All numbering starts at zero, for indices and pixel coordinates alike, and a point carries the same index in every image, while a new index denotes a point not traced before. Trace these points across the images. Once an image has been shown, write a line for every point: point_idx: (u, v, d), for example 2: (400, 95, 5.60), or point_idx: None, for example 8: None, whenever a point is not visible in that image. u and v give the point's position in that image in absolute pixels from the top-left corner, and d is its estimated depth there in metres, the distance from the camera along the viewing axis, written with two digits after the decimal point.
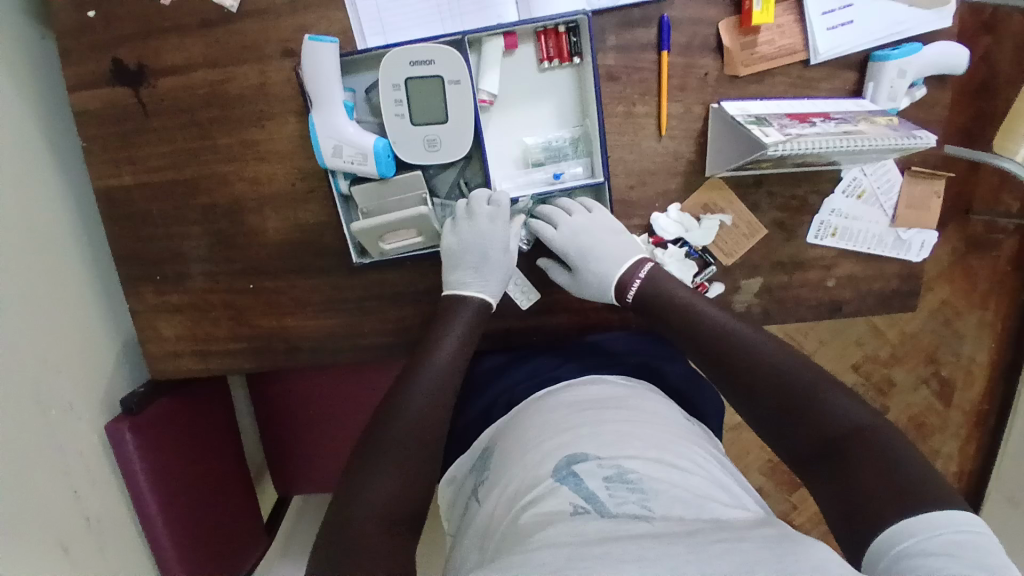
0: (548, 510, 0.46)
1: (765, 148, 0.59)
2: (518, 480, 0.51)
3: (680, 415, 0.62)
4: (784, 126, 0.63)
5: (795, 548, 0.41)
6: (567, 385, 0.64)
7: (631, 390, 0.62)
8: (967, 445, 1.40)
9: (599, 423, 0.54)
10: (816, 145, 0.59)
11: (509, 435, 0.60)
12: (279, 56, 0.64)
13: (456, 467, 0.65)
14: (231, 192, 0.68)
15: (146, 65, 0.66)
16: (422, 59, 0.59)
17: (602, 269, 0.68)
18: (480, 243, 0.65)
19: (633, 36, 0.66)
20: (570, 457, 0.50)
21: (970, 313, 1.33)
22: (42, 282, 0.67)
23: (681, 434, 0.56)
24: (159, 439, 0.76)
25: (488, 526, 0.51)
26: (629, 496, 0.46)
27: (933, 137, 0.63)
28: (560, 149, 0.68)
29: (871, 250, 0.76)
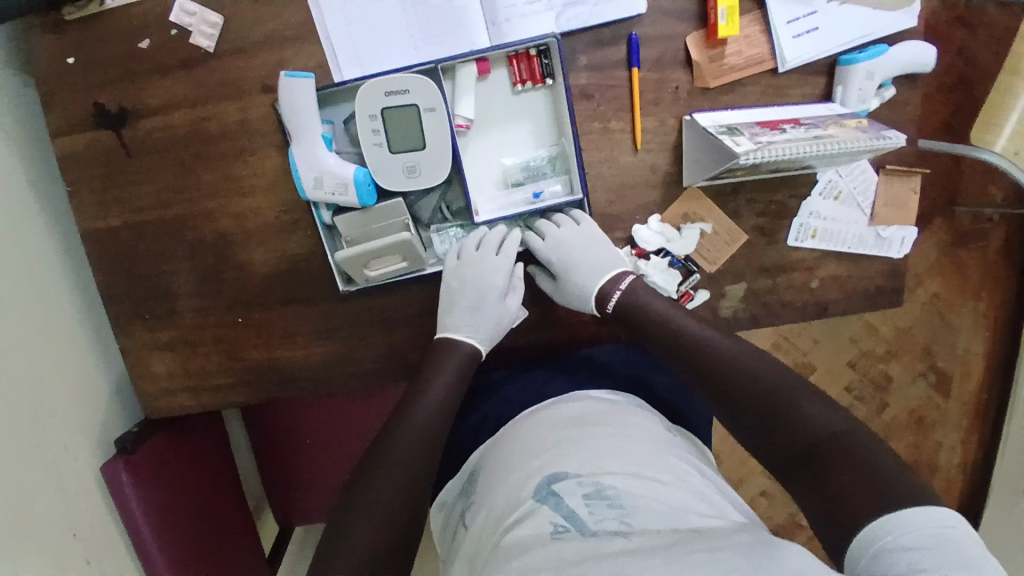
0: (528, 531, 0.46)
1: (736, 157, 0.61)
2: (502, 501, 0.52)
3: (662, 427, 0.63)
4: (755, 135, 0.64)
5: (771, 552, 0.42)
6: (549, 404, 0.64)
7: (613, 406, 0.63)
8: (968, 436, 1.39)
9: (579, 439, 0.55)
10: (786, 152, 0.60)
11: (493, 456, 0.60)
12: (257, 92, 0.66)
13: (446, 491, 0.65)
14: (217, 227, 0.69)
15: (128, 107, 0.67)
16: (397, 89, 0.60)
17: (585, 278, 0.69)
18: (478, 283, 0.67)
19: (604, 55, 0.68)
20: (550, 476, 0.51)
21: (962, 304, 1.34)
22: (33, 325, 0.67)
23: (662, 446, 0.56)
24: (156, 477, 0.76)
25: (475, 549, 0.51)
26: (608, 513, 0.47)
27: (902, 137, 0.64)
28: (538, 168, 0.69)
29: (852, 250, 0.77)
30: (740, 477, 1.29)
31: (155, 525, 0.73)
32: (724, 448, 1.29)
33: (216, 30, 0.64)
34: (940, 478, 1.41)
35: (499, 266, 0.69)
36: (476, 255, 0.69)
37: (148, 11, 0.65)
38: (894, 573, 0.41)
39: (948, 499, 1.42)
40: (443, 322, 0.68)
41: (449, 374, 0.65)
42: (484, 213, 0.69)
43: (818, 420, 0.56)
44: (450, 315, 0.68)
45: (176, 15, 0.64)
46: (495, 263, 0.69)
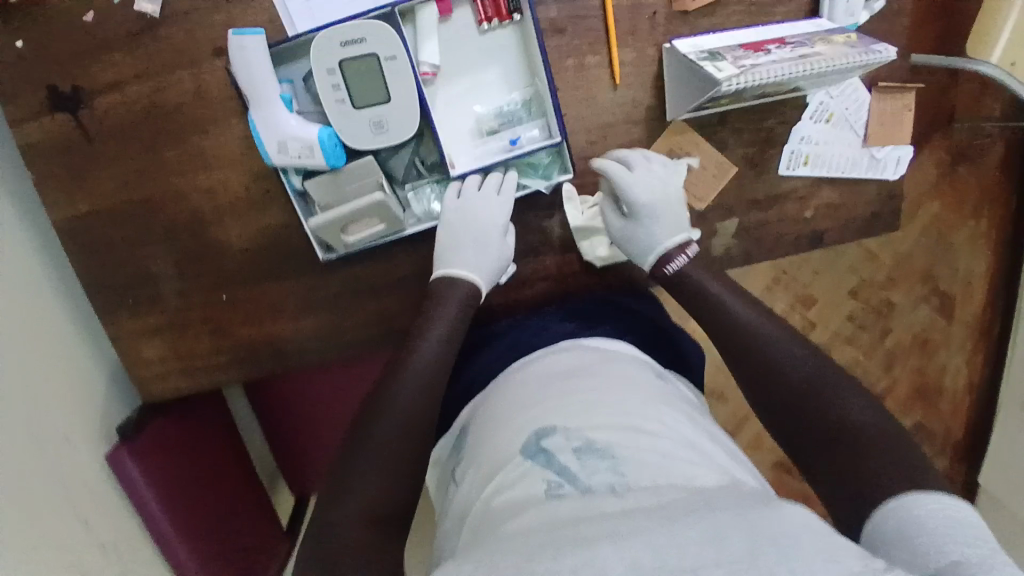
0: (520, 490, 0.47)
1: (718, 84, 0.57)
2: (490, 457, 0.53)
3: (652, 373, 0.62)
4: (737, 58, 0.60)
5: (766, 512, 0.43)
6: (535, 356, 0.64)
7: (602, 354, 0.62)
8: (974, 356, 1.39)
9: (568, 392, 0.55)
10: (770, 75, 0.57)
11: (481, 411, 0.60)
12: (210, 57, 0.62)
13: (439, 448, 0.65)
14: (188, 205, 0.67)
15: (79, 86, 0.63)
16: (353, 38, 0.57)
17: (649, 232, 0.67)
18: (476, 223, 0.64)
19: None
20: (538, 432, 0.51)
21: (963, 224, 1.32)
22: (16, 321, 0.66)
23: (651, 392, 0.57)
24: (162, 459, 0.77)
25: (467, 505, 0.52)
26: (599, 465, 0.47)
27: (893, 50, 0.61)
28: (513, 113, 0.66)
29: (846, 175, 0.74)
30: (746, 415, 1.30)
31: (165, 505, 0.75)
32: (729, 387, 1.29)
33: None
34: (947, 400, 1.41)
35: (497, 205, 0.66)
36: (475, 196, 0.66)
37: None
38: (931, 510, 0.44)
39: (956, 420, 1.42)
40: (440, 260, 0.66)
41: (441, 331, 0.62)
42: (461, 167, 0.67)
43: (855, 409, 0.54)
44: (451, 252, 0.66)
45: None
46: (490, 202, 0.66)
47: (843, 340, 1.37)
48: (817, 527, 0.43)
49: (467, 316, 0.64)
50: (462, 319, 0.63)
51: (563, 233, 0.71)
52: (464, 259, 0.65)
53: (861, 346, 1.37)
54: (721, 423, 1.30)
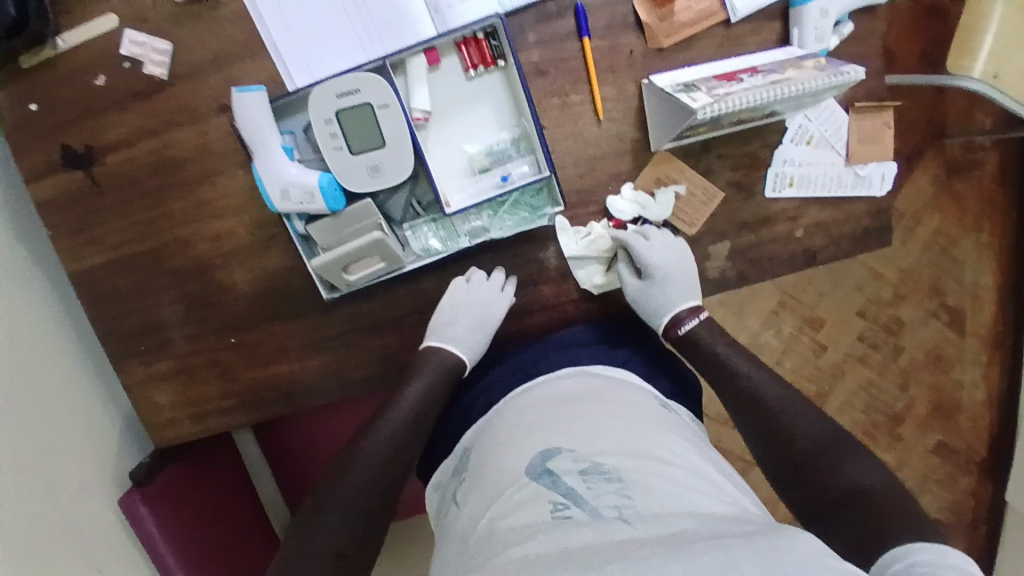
0: (528, 511, 0.48)
1: (694, 113, 0.60)
2: (495, 478, 0.53)
3: (655, 402, 0.64)
4: (712, 88, 0.63)
5: (775, 538, 0.44)
6: (541, 380, 0.65)
7: (607, 382, 0.64)
8: (988, 369, 1.37)
9: (574, 417, 0.56)
10: (744, 101, 0.59)
11: (485, 436, 0.61)
12: (215, 113, 0.66)
13: (440, 472, 0.66)
14: (196, 253, 0.70)
15: (94, 147, 0.68)
16: (347, 89, 0.61)
17: (664, 302, 0.74)
18: (479, 309, 0.70)
19: (552, 30, 0.67)
20: (545, 453, 0.52)
21: (964, 237, 1.32)
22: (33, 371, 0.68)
23: (658, 421, 0.58)
24: (174, 506, 0.77)
25: (470, 526, 0.53)
26: (607, 487, 0.48)
27: (862, 70, 0.63)
28: (502, 151, 0.69)
29: (833, 193, 0.76)
30: None
31: (178, 552, 0.75)
32: None
33: (166, 57, 0.65)
34: (965, 416, 1.39)
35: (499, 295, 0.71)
36: (480, 283, 0.71)
37: (98, 49, 0.66)
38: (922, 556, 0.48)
39: (977, 436, 1.40)
40: (438, 333, 0.70)
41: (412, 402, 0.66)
42: (455, 203, 0.67)
43: (858, 473, 0.60)
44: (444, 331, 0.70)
45: (126, 49, 0.65)
46: (495, 295, 0.71)
47: (853, 359, 1.36)
48: (826, 556, 0.44)
49: (443, 391, 0.68)
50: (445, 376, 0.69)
51: (559, 263, 0.73)
52: (454, 342, 0.71)
53: (873, 365, 1.36)
54: (735, 450, 1.28)
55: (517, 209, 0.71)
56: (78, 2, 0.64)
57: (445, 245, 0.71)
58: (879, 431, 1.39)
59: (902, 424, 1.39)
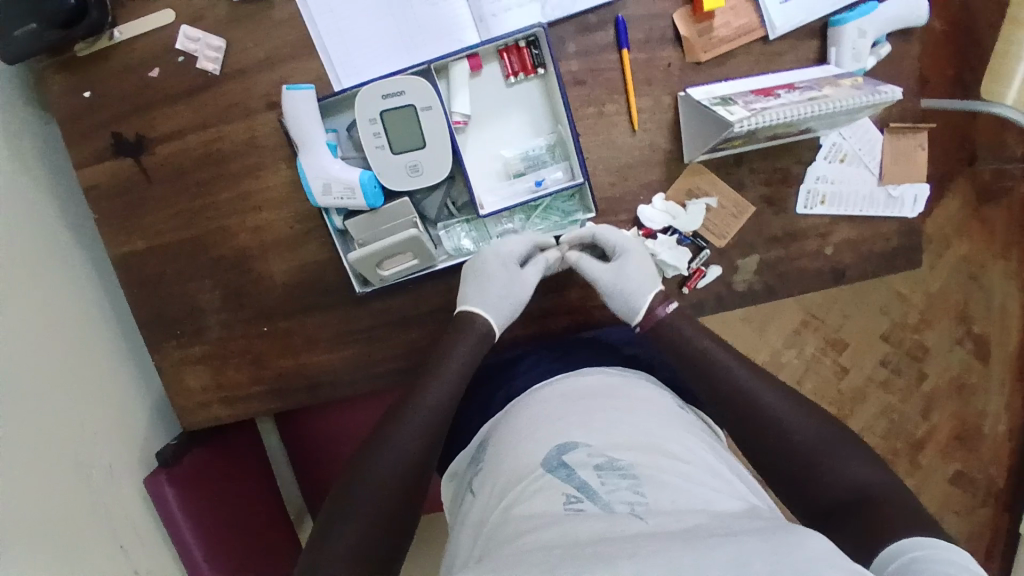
0: (542, 501, 0.50)
1: (730, 126, 0.61)
2: (511, 468, 0.55)
3: (674, 405, 0.65)
4: (749, 103, 0.64)
5: (785, 530, 0.45)
6: (561, 377, 0.67)
7: (625, 381, 0.65)
8: (1012, 399, 1.35)
9: (591, 415, 0.58)
10: (780, 116, 0.60)
11: (502, 427, 0.63)
12: (263, 109, 0.69)
13: (457, 461, 0.68)
14: (236, 243, 0.72)
15: (144, 135, 0.70)
16: (393, 91, 0.63)
17: (635, 288, 0.69)
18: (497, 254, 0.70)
19: (592, 41, 0.69)
20: (561, 447, 0.54)
21: (993, 264, 1.30)
22: (72, 350, 0.71)
23: (674, 424, 0.59)
24: (198, 489, 0.79)
25: (484, 515, 0.55)
26: (620, 483, 0.50)
27: (899, 90, 0.64)
28: (538, 157, 0.70)
29: (864, 212, 0.76)
30: None
31: (199, 534, 0.77)
32: None
33: (220, 54, 0.67)
34: (987, 446, 1.36)
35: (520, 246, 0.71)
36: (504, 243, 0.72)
37: (153, 42, 0.68)
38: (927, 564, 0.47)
39: (999, 467, 1.37)
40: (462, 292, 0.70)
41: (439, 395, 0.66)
42: (488, 207, 0.70)
43: (851, 471, 0.59)
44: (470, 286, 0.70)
45: (180, 43, 0.68)
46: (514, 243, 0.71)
47: (875, 382, 1.34)
48: (839, 553, 0.43)
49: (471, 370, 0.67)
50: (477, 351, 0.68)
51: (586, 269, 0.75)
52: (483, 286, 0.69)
53: (896, 390, 1.34)
54: None
55: (549, 213, 0.74)
56: None
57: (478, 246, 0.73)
58: (899, 457, 1.37)
59: (923, 451, 1.36)
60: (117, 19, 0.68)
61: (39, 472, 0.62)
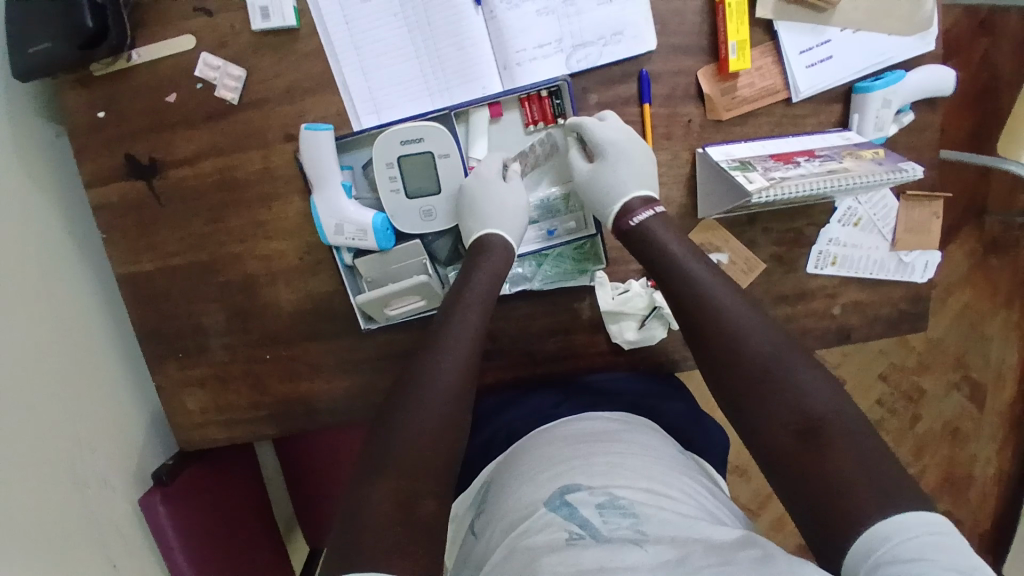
0: (545, 538, 0.49)
1: (749, 195, 0.61)
2: (513, 507, 0.55)
3: (672, 448, 0.64)
4: (768, 169, 0.64)
5: (782, 567, 0.45)
6: (566, 420, 0.66)
7: (625, 425, 0.65)
8: (1003, 447, 1.35)
9: (593, 454, 0.57)
10: (800, 190, 0.61)
11: (506, 470, 0.62)
12: (280, 140, 0.68)
13: (457, 504, 0.67)
14: (244, 270, 0.72)
15: (157, 158, 0.70)
16: (412, 138, 0.62)
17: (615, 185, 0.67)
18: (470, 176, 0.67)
19: (615, 93, 0.69)
20: (563, 486, 0.53)
21: (994, 315, 1.29)
22: (74, 369, 0.70)
23: (675, 467, 0.59)
24: (190, 508, 0.79)
25: (485, 556, 0.54)
26: (621, 521, 0.50)
27: (920, 168, 0.64)
28: (552, 206, 0.73)
29: (874, 275, 0.76)
30: (768, 495, 1.28)
31: (189, 553, 0.77)
32: (752, 465, 1.28)
33: (240, 83, 0.67)
34: (975, 490, 1.37)
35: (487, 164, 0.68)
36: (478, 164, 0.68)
37: (173, 65, 0.68)
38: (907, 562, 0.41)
39: (985, 512, 1.37)
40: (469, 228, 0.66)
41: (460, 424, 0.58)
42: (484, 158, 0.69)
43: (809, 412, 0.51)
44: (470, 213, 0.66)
45: (201, 71, 0.67)
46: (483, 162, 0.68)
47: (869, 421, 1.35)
48: None
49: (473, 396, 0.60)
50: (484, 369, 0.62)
51: (593, 314, 0.74)
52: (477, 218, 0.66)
53: (889, 430, 1.35)
54: (742, 502, 1.28)
55: (560, 261, 0.72)
56: (159, 21, 0.67)
57: None
58: None
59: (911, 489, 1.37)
60: (138, 39, 0.67)
61: (36, 486, 0.63)
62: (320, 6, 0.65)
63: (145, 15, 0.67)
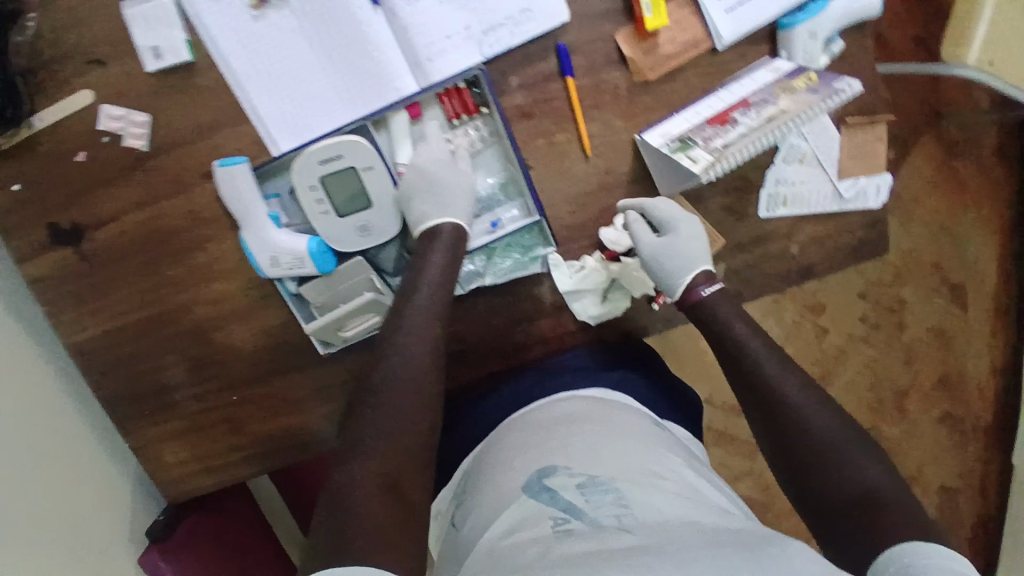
0: (530, 527, 0.49)
1: (698, 176, 0.62)
2: (492, 496, 0.55)
3: (647, 419, 0.64)
4: (709, 139, 0.63)
5: (772, 553, 0.45)
6: (542, 402, 0.66)
7: (599, 401, 0.64)
8: (993, 342, 1.28)
9: (570, 434, 0.58)
10: (744, 154, 0.62)
11: (483, 460, 0.62)
12: (200, 180, 0.66)
13: (439, 501, 0.66)
14: (193, 317, 0.70)
15: (80, 222, 0.68)
16: (331, 155, 0.61)
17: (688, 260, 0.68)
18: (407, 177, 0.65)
19: (534, 71, 0.66)
20: (541, 471, 0.54)
21: (965, 215, 1.24)
22: (53, 443, 0.69)
23: (650, 438, 0.59)
24: (192, 556, 0.80)
25: (468, 548, 0.54)
26: (605, 499, 0.50)
27: (857, 82, 0.64)
28: (491, 198, 0.70)
29: (825, 209, 0.75)
30: None
31: None
32: None
33: (145, 129, 0.66)
34: (971, 387, 1.29)
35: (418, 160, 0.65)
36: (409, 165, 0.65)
37: (78, 124, 0.66)
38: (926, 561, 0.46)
39: (994, 416, 1.30)
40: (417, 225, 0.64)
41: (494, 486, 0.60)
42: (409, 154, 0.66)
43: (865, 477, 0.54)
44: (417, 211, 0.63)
45: (103, 123, 0.66)
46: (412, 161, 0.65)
47: (855, 340, 1.26)
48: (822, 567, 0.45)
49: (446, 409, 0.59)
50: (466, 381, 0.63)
51: (555, 298, 0.72)
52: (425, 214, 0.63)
53: (877, 345, 1.26)
54: None
55: (510, 251, 0.71)
56: (53, 84, 0.65)
57: None
58: (886, 407, 1.29)
59: (908, 400, 1.29)
60: (37, 105, 0.65)
61: (40, 566, 0.61)
62: (214, 38, 0.62)
63: (37, 77, 0.64)
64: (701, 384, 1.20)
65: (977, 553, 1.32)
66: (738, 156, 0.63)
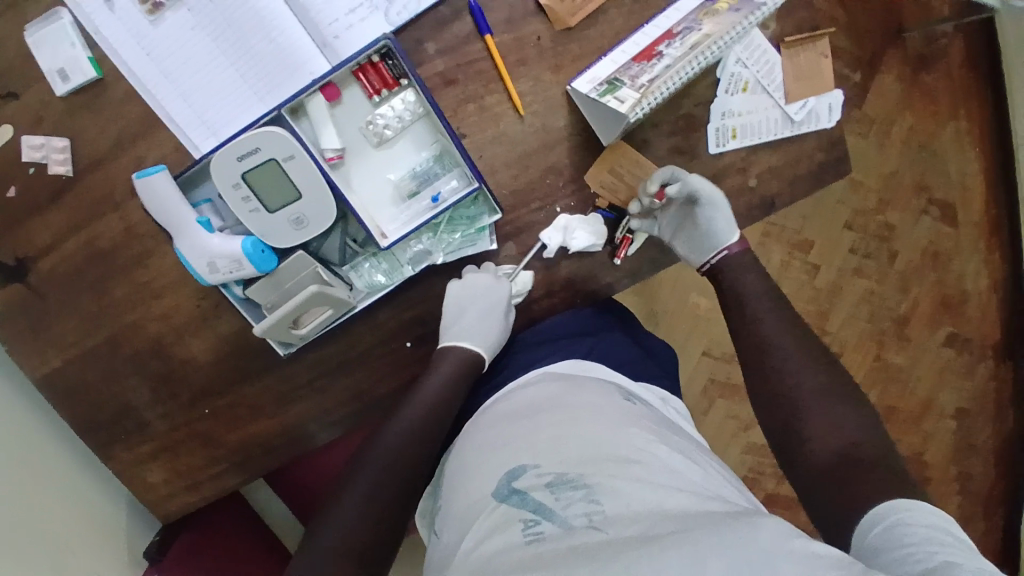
0: (499, 535, 0.47)
1: (626, 116, 0.59)
2: (463, 504, 0.53)
3: (619, 395, 0.61)
4: (636, 76, 0.62)
5: (741, 531, 0.43)
6: (510, 391, 0.64)
7: (566, 382, 0.61)
8: (988, 254, 1.25)
9: (536, 427, 0.55)
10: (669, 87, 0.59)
11: (454, 459, 0.60)
12: (130, 197, 0.66)
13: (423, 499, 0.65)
14: (149, 334, 0.70)
15: (24, 255, 0.67)
16: (246, 150, 0.59)
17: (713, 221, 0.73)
18: (361, 177, 0.66)
19: (452, 35, 0.65)
20: (509, 473, 0.51)
21: (943, 127, 1.20)
22: (36, 474, 0.68)
23: (620, 417, 0.56)
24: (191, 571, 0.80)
25: (446, 554, 0.52)
26: (574, 496, 0.47)
27: None
28: (427, 171, 0.66)
29: (779, 136, 0.72)
30: None
31: None
32: None
33: (66, 151, 0.65)
34: (972, 304, 1.26)
35: (363, 155, 0.66)
36: (356, 159, 0.66)
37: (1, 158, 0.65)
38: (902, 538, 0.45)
39: (998, 329, 1.27)
40: (375, 219, 0.66)
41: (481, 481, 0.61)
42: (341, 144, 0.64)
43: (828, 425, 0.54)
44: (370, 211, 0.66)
45: (26, 153, 0.65)
46: (357, 154, 0.66)
47: (846, 271, 1.23)
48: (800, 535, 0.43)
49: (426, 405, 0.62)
50: (456, 389, 0.64)
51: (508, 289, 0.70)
52: (383, 211, 0.67)
53: (870, 274, 1.23)
54: None
55: (455, 225, 0.68)
56: None
57: (391, 278, 0.68)
58: (888, 338, 1.26)
59: (909, 326, 1.25)
60: None
61: None
62: (116, 50, 0.62)
63: None
64: (696, 339, 1.18)
65: (998, 467, 1.31)
66: (665, 89, 0.61)
